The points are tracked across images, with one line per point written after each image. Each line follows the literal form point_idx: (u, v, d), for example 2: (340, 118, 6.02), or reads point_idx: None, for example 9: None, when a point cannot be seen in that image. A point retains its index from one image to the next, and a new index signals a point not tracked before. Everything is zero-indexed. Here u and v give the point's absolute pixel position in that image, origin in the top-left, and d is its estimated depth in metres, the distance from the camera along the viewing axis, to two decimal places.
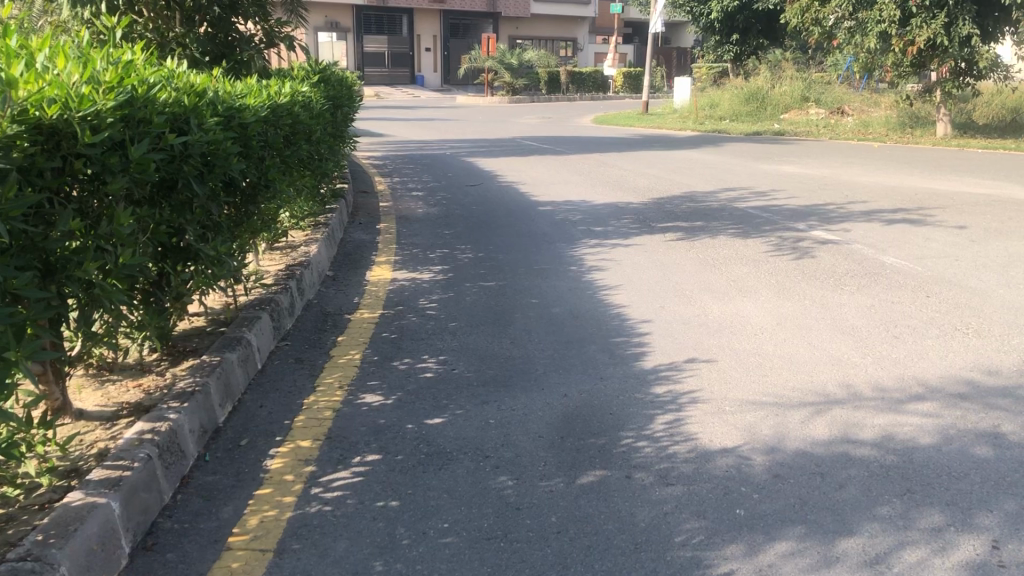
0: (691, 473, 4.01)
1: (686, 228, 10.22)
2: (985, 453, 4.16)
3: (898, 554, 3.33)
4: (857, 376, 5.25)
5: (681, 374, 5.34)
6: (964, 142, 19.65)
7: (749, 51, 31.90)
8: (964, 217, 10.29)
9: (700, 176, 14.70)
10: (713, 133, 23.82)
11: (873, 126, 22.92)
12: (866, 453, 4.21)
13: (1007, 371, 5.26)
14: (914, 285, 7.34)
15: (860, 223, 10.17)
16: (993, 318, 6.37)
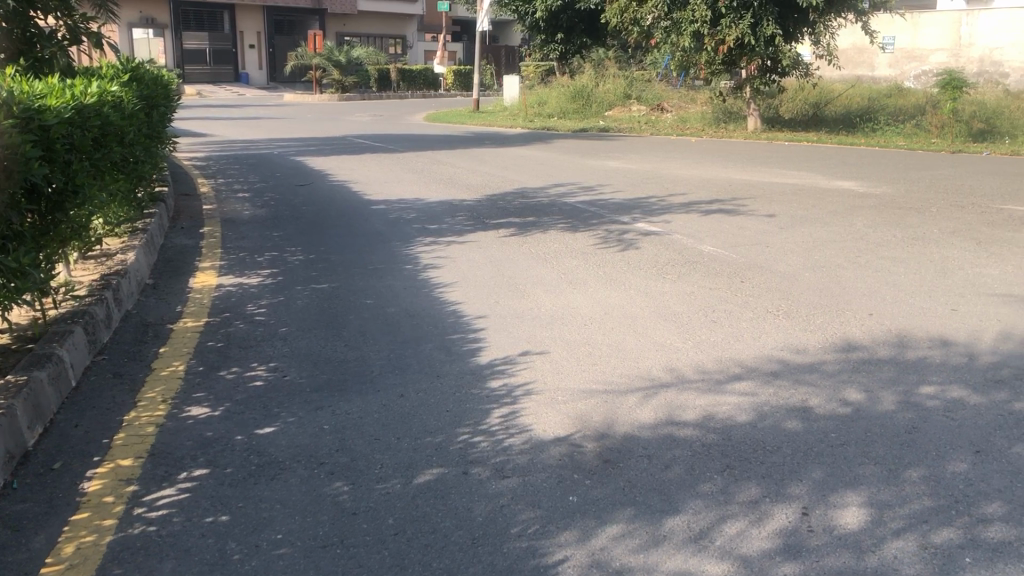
0: (526, 464, 4.08)
1: (517, 224, 10.39)
2: (795, 426, 4.45)
3: (719, 528, 3.51)
4: (681, 361, 5.50)
5: (514, 367, 5.44)
6: (772, 135, 20.99)
7: (573, 50, 32.78)
8: (772, 206, 11.00)
9: (530, 173, 14.98)
10: (543, 130, 24.30)
11: (691, 122, 24.08)
12: (688, 433, 4.42)
13: (813, 349, 5.66)
14: (730, 271, 7.77)
15: (681, 214, 10.68)
16: (801, 299, 6.83)
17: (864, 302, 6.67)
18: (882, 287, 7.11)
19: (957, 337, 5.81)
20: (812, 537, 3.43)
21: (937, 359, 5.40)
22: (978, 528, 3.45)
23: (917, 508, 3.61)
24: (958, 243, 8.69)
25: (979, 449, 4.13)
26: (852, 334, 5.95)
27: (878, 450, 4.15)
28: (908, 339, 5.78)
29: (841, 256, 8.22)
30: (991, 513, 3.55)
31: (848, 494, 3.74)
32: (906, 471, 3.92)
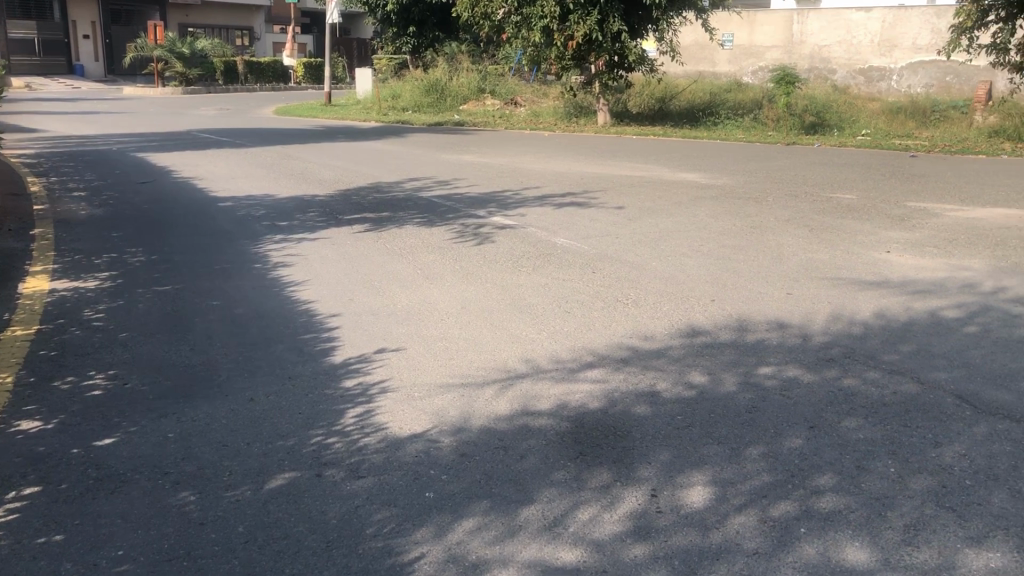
0: (381, 463, 4.04)
1: (371, 219, 10.28)
2: (643, 411, 4.59)
3: (573, 514, 3.58)
4: (536, 351, 5.58)
5: (369, 366, 5.36)
6: (621, 129, 21.59)
7: (426, 43, 32.67)
8: (622, 198, 11.31)
9: (385, 167, 14.84)
10: (397, 123, 24.11)
11: (544, 116, 24.44)
12: (543, 423, 4.49)
13: (660, 335, 5.86)
14: (582, 263, 7.93)
15: (534, 207, 10.83)
16: (648, 288, 7.04)
17: (707, 289, 6.95)
18: (724, 274, 7.43)
19: (792, 319, 6.14)
20: (660, 517, 3.55)
21: (774, 340, 5.69)
22: (811, 499, 3.66)
23: (758, 483, 3.79)
24: (793, 230, 9.18)
25: (812, 425, 4.37)
26: (697, 319, 6.18)
27: (721, 430, 4.33)
28: (748, 323, 6.07)
29: (687, 245, 8.54)
30: (823, 484, 3.77)
31: (694, 474, 3.89)
32: (747, 449, 4.12)
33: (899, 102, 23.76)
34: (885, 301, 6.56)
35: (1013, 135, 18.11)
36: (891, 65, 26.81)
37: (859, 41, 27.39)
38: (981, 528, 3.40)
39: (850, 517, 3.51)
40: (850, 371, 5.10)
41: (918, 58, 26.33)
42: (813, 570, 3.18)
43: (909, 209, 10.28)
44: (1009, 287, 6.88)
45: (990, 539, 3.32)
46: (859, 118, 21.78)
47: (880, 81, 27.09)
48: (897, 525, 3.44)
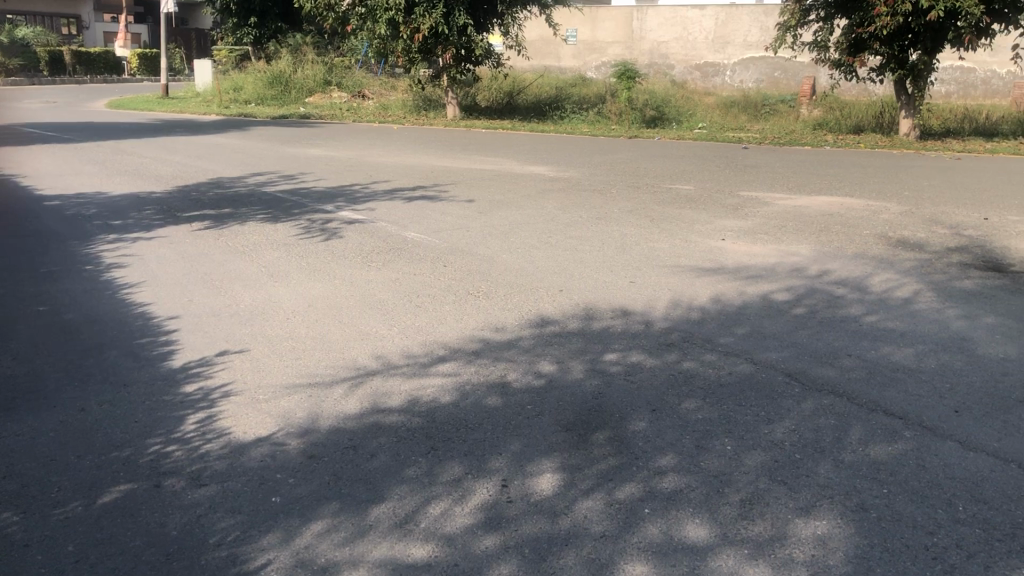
0: (225, 469, 3.90)
1: (213, 216, 9.90)
2: (494, 402, 4.63)
3: (424, 510, 3.56)
4: (386, 347, 5.53)
5: (212, 369, 5.17)
6: (470, 122, 21.68)
7: (269, 34, 31.78)
8: (472, 191, 11.34)
9: (228, 162, 14.34)
10: (240, 116, 23.33)
11: (392, 109, 24.21)
12: (393, 419, 4.45)
13: (510, 326, 5.92)
14: (432, 256, 7.90)
15: (383, 201, 10.71)
16: (498, 280, 7.10)
17: (555, 280, 7.07)
18: (571, 264, 7.58)
19: (636, 306, 6.34)
20: (511, 507, 3.58)
21: (619, 327, 5.86)
22: (655, 479, 3.79)
23: (604, 468, 3.89)
24: (636, 221, 9.47)
25: (654, 408, 4.53)
26: (545, 309, 6.28)
27: (569, 418, 4.42)
28: (594, 311, 6.22)
29: (535, 237, 8.66)
30: (665, 465, 3.91)
31: (543, 461, 3.95)
32: (594, 435, 4.22)
33: (733, 97, 24.90)
34: (722, 287, 6.86)
35: (835, 128, 19.33)
36: (724, 61, 28.03)
37: (695, 38, 28.51)
38: (809, 498, 3.61)
39: (690, 495, 3.65)
40: (691, 354, 5.32)
41: (748, 55, 27.67)
42: (656, 548, 3.29)
43: (743, 198, 10.80)
44: (832, 271, 7.34)
45: (817, 509, 3.53)
46: (696, 111, 22.66)
47: (715, 77, 28.25)
48: (733, 500, 3.61)
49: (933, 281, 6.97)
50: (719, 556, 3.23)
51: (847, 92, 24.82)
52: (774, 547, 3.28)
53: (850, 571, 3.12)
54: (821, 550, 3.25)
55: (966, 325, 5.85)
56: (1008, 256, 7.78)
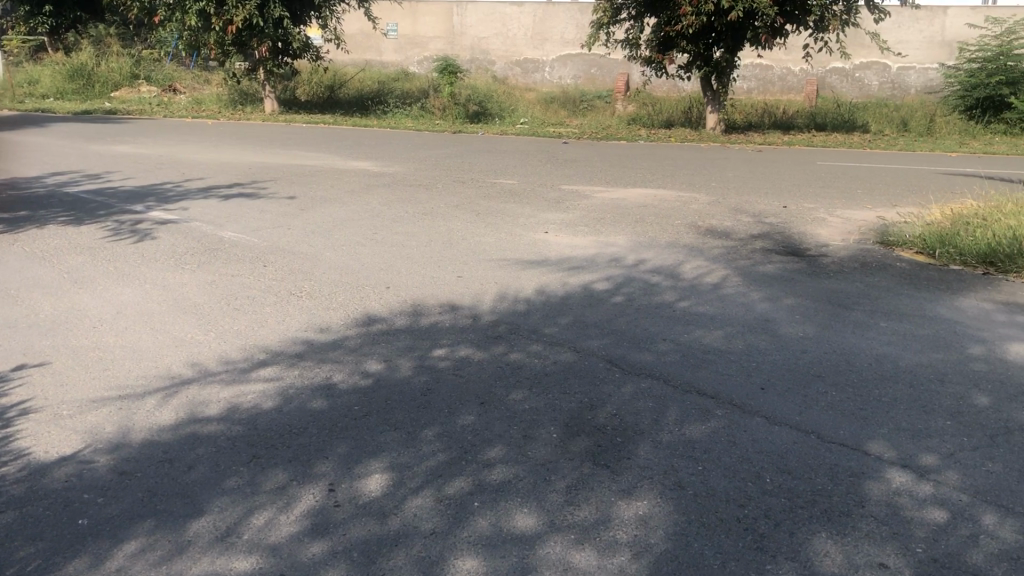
0: (24, 493, 3.61)
1: (6, 219, 9.14)
2: (319, 405, 4.52)
3: (246, 521, 3.43)
4: (204, 353, 5.29)
5: (8, 386, 4.77)
6: (289, 117, 21.10)
7: (67, 24, 29.72)
8: (293, 188, 11.04)
9: (23, 161, 13.28)
10: (36, 112, 21.66)
11: (206, 103, 23.17)
12: (212, 429, 4.25)
13: (334, 326, 5.80)
14: (252, 257, 7.62)
15: (198, 200, 10.24)
16: (322, 279, 6.93)
17: (380, 277, 6.99)
18: (397, 261, 7.51)
19: (462, 300, 6.37)
20: (339, 511, 3.51)
21: (446, 322, 5.86)
22: (483, 472, 3.82)
23: (432, 464, 3.88)
24: (461, 215, 9.50)
25: (482, 401, 4.56)
26: (371, 307, 6.20)
27: (396, 416, 4.38)
28: (421, 307, 6.19)
29: (359, 234, 8.54)
30: (493, 457, 3.95)
31: (371, 462, 3.90)
32: (422, 431, 4.20)
33: (553, 93, 25.44)
34: (545, 278, 7.00)
35: (648, 123, 20.13)
36: (543, 57, 28.60)
37: (514, 35, 28.92)
38: (631, 480, 3.74)
39: (518, 485, 3.70)
40: (516, 345, 5.40)
41: (566, 51, 28.37)
42: (485, 541, 3.31)
43: (564, 192, 11.06)
44: (648, 259, 7.64)
45: (639, 490, 3.66)
46: (517, 106, 22.99)
47: (534, 73, 28.77)
48: (560, 487, 3.69)
49: (739, 267, 7.39)
50: (546, 543, 3.29)
51: (659, 89, 25.90)
52: (599, 530, 3.38)
53: (669, 548, 3.25)
54: (642, 530, 3.37)
55: (769, 306, 6.24)
56: (805, 241, 8.36)
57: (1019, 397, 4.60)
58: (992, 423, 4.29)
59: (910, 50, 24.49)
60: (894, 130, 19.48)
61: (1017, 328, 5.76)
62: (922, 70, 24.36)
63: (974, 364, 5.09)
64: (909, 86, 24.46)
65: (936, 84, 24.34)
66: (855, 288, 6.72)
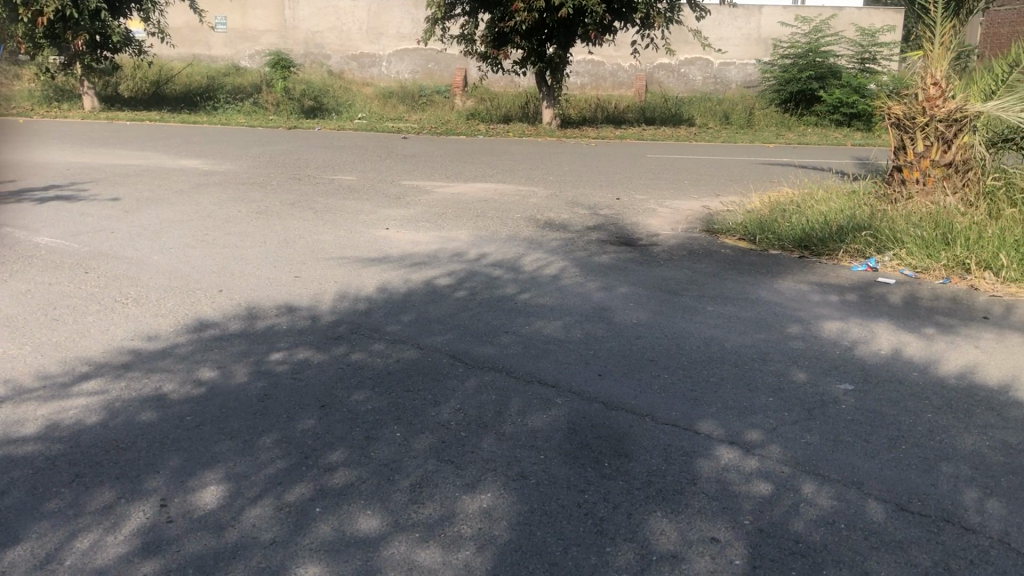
0: None
1: None
2: (149, 417, 4.30)
3: (69, 545, 3.23)
4: (19, 369, 4.93)
5: None
6: (111, 114, 19.93)
7: None
8: (116, 189, 10.45)
9: None
10: None
11: (16, 100, 21.57)
12: (30, 449, 3.97)
13: (164, 333, 5.54)
14: (72, 263, 7.17)
15: (9, 204, 9.52)
16: (150, 284, 6.60)
17: (214, 280, 6.72)
18: (231, 263, 7.25)
19: (300, 301, 6.21)
20: (170, 528, 3.35)
21: (283, 325, 5.71)
22: (325, 476, 3.74)
23: (272, 471, 3.77)
24: (298, 213, 9.27)
25: (322, 404, 4.47)
26: (204, 312, 5.96)
27: (232, 424, 4.23)
28: (257, 310, 6.00)
29: (190, 235, 8.19)
30: (335, 460, 3.88)
31: (206, 474, 3.74)
32: (260, 438, 4.08)
33: (390, 87, 25.20)
34: (385, 276, 6.93)
35: (486, 117, 20.29)
36: (379, 52, 28.32)
37: (349, 29, 28.45)
38: (474, 474, 3.76)
39: (361, 487, 3.65)
40: (358, 345, 5.32)
41: (402, 46, 28.20)
42: (328, 547, 3.24)
43: (403, 187, 11.00)
44: (488, 253, 7.71)
45: (482, 483, 3.69)
46: (354, 102, 22.65)
47: (371, 68, 28.43)
48: (403, 486, 3.66)
49: (577, 258, 7.57)
50: (391, 544, 3.26)
51: (496, 84, 26.16)
52: (443, 527, 3.38)
53: (512, 538, 3.29)
54: (486, 523, 3.39)
55: (605, 295, 6.43)
56: (637, 231, 8.65)
57: (831, 371, 4.93)
58: (810, 397, 4.58)
59: (730, 47, 25.81)
60: (717, 123, 20.50)
61: (830, 307, 6.17)
62: (741, 66, 25.74)
63: (793, 342, 5.41)
64: (729, 81, 25.80)
65: (754, 79, 25.78)
66: (685, 275, 7.01)
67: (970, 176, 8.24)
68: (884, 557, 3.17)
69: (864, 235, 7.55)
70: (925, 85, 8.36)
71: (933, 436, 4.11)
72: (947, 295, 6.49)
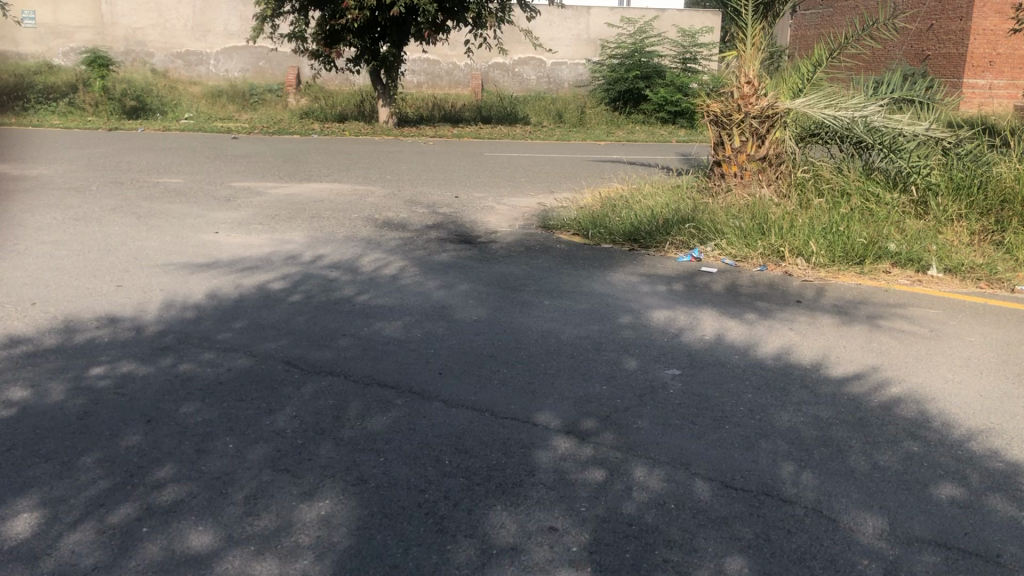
0: None
1: None
2: None
3: None
4: None
5: None
6: None
7: None
8: None
9: None
10: None
11: None
12: None
13: None
14: None
15: None
16: None
17: (25, 292, 6.28)
18: (45, 273, 6.79)
19: (124, 312, 5.90)
20: None
21: (104, 337, 5.40)
22: (152, 494, 3.56)
23: (92, 493, 3.56)
24: (120, 219, 8.79)
25: (148, 418, 4.26)
26: (15, 328, 5.55)
27: (49, 445, 3.96)
28: (75, 323, 5.64)
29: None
30: (164, 477, 3.70)
31: (18, 501, 3.49)
32: (80, 459, 3.84)
33: (219, 86, 24.29)
34: (216, 282, 6.68)
35: (321, 117, 19.90)
36: (206, 49, 27.23)
37: (172, 26, 27.20)
38: (312, 481, 3.69)
39: (191, 503, 3.50)
40: (186, 356, 5.09)
41: (230, 44, 27.25)
42: (156, 568, 3.09)
43: (233, 189, 10.62)
44: (325, 255, 7.56)
45: (320, 490, 3.62)
46: (180, 101, 21.68)
47: (198, 66, 27.29)
48: (236, 499, 3.54)
49: (415, 257, 7.54)
50: (224, 559, 3.15)
51: (331, 82, 25.72)
52: (279, 537, 3.29)
53: (351, 543, 3.25)
54: (325, 530, 3.33)
55: (444, 293, 6.44)
56: (475, 229, 8.72)
57: (661, 358, 5.14)
58: (641, 383, 4.76)
59: (561, 47, 26.43)
60: (552, 121, 20.92)
61: (659, 297, 6.43)
62: (573, 65, 26.41)
63: (624, 332, 5.60)
64: (562, 80, 26.41)
65: (585, 78, 26.52)
66: (521, 270, 7.12)
67: (782, 169, 8.78)
68: (710, 534, 3.33)
69: (688, 228, 7.90)
70: (739, 84, 8.80)
71: (754, 415, 4.36)
72: (765, 281, 6.89)
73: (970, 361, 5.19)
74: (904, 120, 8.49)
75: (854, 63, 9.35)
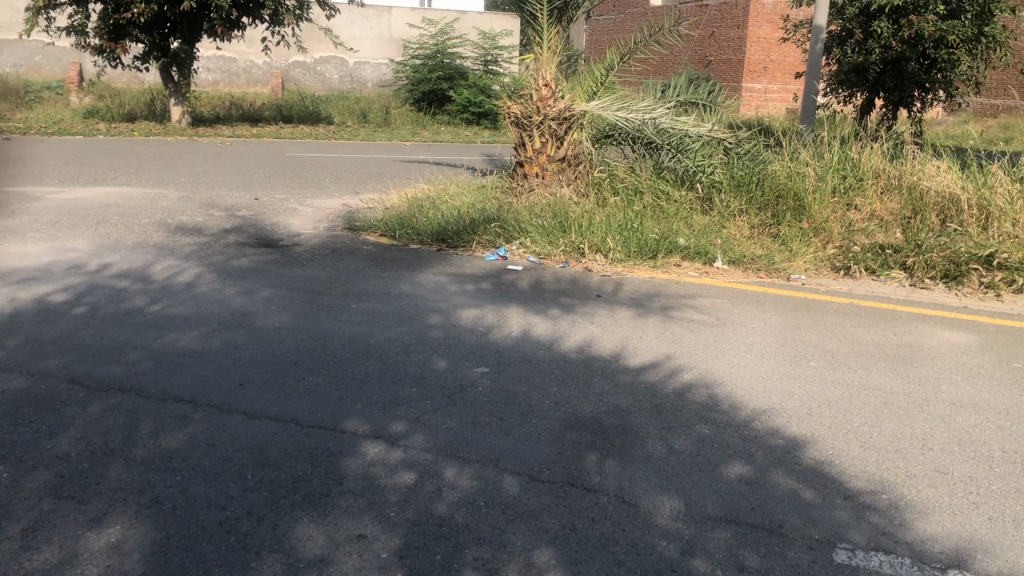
0: None
1: None
2: None
3: None
4: None
5: None
6: None
7: None
8: None
9: None
10: None
11: None
12: None
13: None
14: None
15: None
16: None
17: None
18: None
19: None
20: None
21: None
22: None
23: None
24: None
25: None
26: None
27: None
28: None
29: None
30: None
31: None
32: None
33: None
34: None
35: (107, 116, 18.67)
36: None
37: None
38: (100, 507, 3.44)
39: None
40: None
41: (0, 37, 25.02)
42: None
43: (6, 194, 9.75)
44: (113, 264, 7.09)
45: (109, 516, 3.38)
46: None
47: None
48: (12, 533, 3.24)
49: (213, 263, 7.22)
50: None
51: (117, 80, 24.17)
52: (63, 571, 3.04)
53: (145, 570, 3.05)
54: (115, 559, 3.11)
55: (243, 300, 6.20)
56: (277, 232, 8.46)
57: (469, 356, 5.18)
58: (450, 383, 4.78)
59: (363, 46, 26.15)
60: (355, 122, 20.64)
61: (466, 295, 6.48)
62: (375, 65, 26.18)
63: (432, 332, 5.60)
64: (365, 80, 26.13)
65: (389, 78, 26.38)
66: (327, 274, 6.97)
67: (581, 168, 9.08)
68: (518, 528, 3.38)
69: (493, 227, 8.01)
70: (538, 86, 9.01)
71: (559, 408, 4.48)
72: (567, 277, 7.10)
73: (752, 346, 5.57)
74: (689, 122, 8.98)
75: (643, 67, 9.80)
